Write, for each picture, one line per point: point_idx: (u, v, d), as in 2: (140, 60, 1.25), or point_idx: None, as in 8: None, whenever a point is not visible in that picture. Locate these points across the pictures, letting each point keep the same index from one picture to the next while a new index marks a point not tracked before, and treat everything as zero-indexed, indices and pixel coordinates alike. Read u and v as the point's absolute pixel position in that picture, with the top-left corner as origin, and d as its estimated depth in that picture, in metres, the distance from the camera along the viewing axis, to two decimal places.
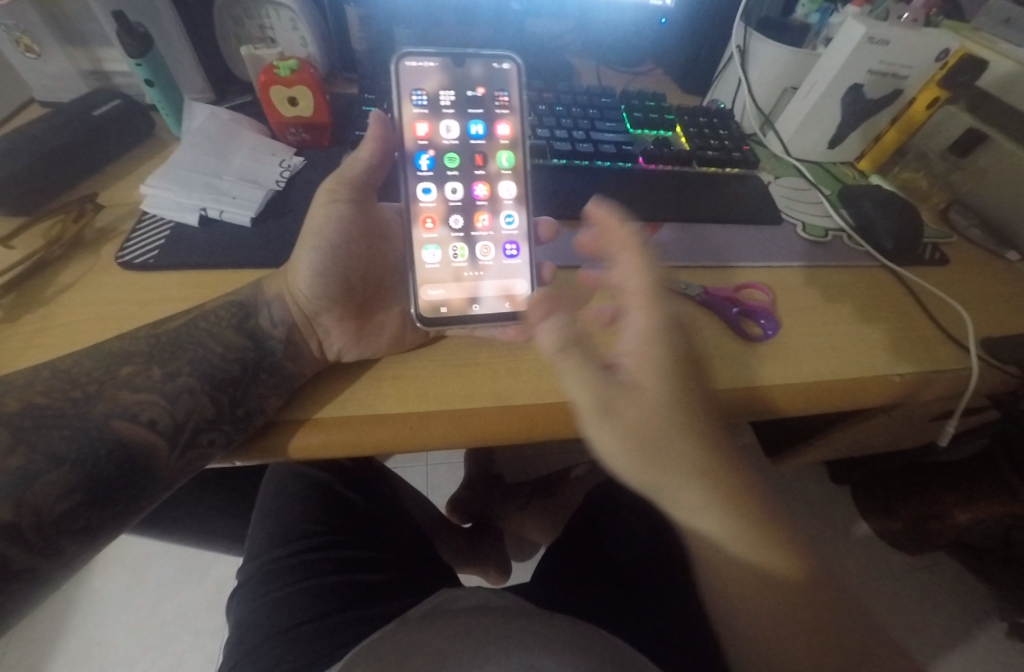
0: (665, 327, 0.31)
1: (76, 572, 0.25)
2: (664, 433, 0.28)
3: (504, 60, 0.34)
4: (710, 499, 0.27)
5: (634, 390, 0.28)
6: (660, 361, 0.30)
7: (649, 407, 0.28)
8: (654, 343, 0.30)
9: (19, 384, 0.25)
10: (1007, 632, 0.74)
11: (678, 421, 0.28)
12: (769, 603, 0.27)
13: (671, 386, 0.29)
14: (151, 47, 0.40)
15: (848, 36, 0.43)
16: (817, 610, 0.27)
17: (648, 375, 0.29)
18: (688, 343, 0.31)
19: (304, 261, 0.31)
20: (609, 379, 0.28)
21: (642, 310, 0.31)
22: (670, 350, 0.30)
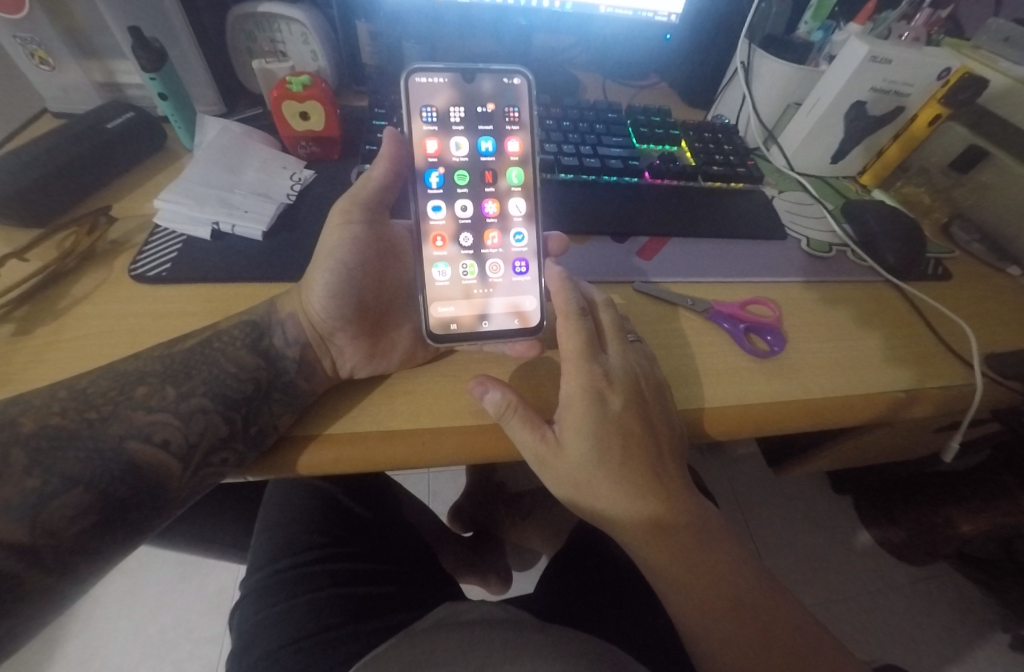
0: (594, 388, 0.31)
1: (88, 590, 0.25)
2: (590, 482, 0.30)
3: (514, 75, 0.34)
4: (638, 527, 0.31)
5: (564, 447, 0.30)
6: (587, 423, 0.30)
7: (576, 461, 0.30)
8: (582, 404, 0.30)
9: (37, 402, 0.25)
10: (1010, 645, 0.74)
11: (605, 474, 0.30)
12: (697, 614, 0.31)
13: (598, 442, 0.30)
14: (166, 61, 0.40)
15: (851, 54, 0.44)
16: (741, 623, 0.30)
17: (576, 434, 0.30)
18: (624, 400, 0.31)
19: (319, 281, 0.31)
20: (537, 440, 0.29)
21: (574, 367, 0.31)
22: (602, 411, 0.30)
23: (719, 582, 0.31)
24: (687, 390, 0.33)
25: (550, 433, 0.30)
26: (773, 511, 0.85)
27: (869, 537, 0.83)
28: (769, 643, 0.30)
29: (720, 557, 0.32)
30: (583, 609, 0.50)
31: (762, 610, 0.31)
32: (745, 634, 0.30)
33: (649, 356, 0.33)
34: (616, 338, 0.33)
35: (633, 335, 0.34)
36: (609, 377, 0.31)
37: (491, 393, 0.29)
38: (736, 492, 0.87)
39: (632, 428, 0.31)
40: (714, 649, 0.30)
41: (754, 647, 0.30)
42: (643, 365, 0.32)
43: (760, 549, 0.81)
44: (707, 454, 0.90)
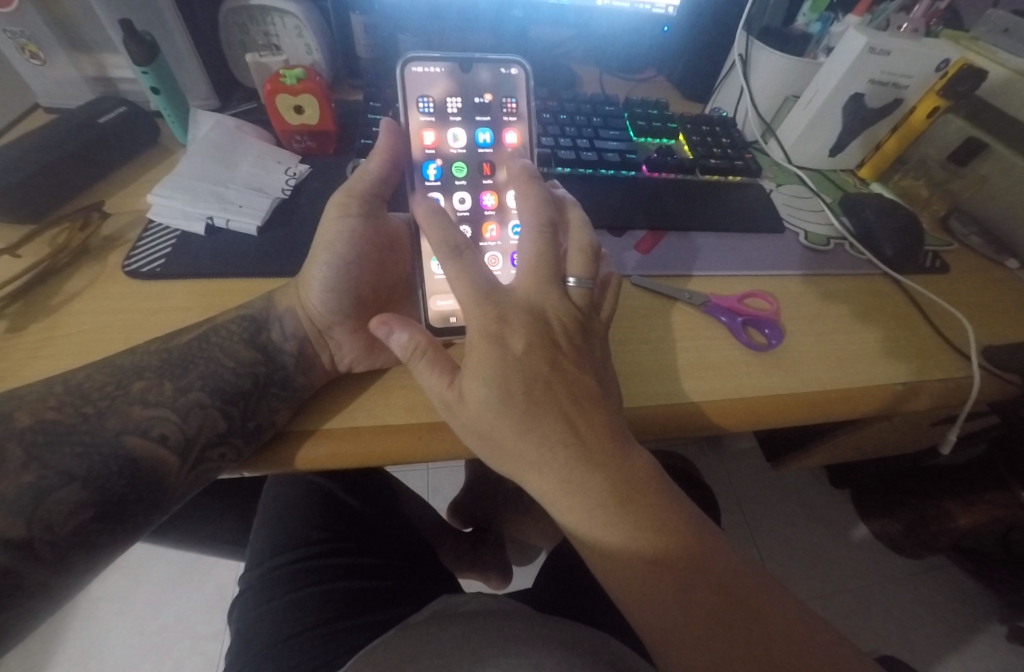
0: (493, 329, 0.27)
1: (85, 586, 0.25)
2: (497, 433, 0.26)
3: (511, 65, 0.34)
4: (549, 486, 0.26)
5: (466, 397, 0.26)
6: (488, 365, 0.26)
7: (477, 411, 0.26)
8: (481, 348, 0.27)
9: (32, 398, 0.25)
10: (1006, 636, 0.74)
11: (509, 423, 0.26)
12: (617, 570, 0.26)
13: (500, 386, 0.26)
14: (159, 53, 0.40)
15: (850, 45, 0.44)
16: (667, 578, 0.25)
17: (478, 381, 0.26)
18: (527, 341, 0.28)
19: (316, 275, 0.31)
20: (444, 387, 0.27)
21: (473, 307, 0.28)
22: (502, 353, 0.27)
23: (646, 532, 0.26)
24: (686, 382, 0.33)
25: (456, 378, 0.27)
26: (772, 504, 0.86)
27: (866, 529, 0.83)
28: (699, 599, 0.25)
29: (651, 505, 0.26)
30: (581, 601, 0.50)
31: (696, 561, 0.26)
32: (666, 589, 0.25)
33: (574, 303, 0.30)
34: (537, 278, 0.30)
35: (567, 281, 0.31)
36: (508, 316, 0.28)
37: (396, 335, 0.27)
38: (735, 486, 0.87)
39: (539, 370, 0.27)
40: (635, 603, 0.26)
41: (689, 611, 0.25)
42: (562, 309, 0.30)
43: (758, 542, 0.82)
44: (706, 448, 0.90)
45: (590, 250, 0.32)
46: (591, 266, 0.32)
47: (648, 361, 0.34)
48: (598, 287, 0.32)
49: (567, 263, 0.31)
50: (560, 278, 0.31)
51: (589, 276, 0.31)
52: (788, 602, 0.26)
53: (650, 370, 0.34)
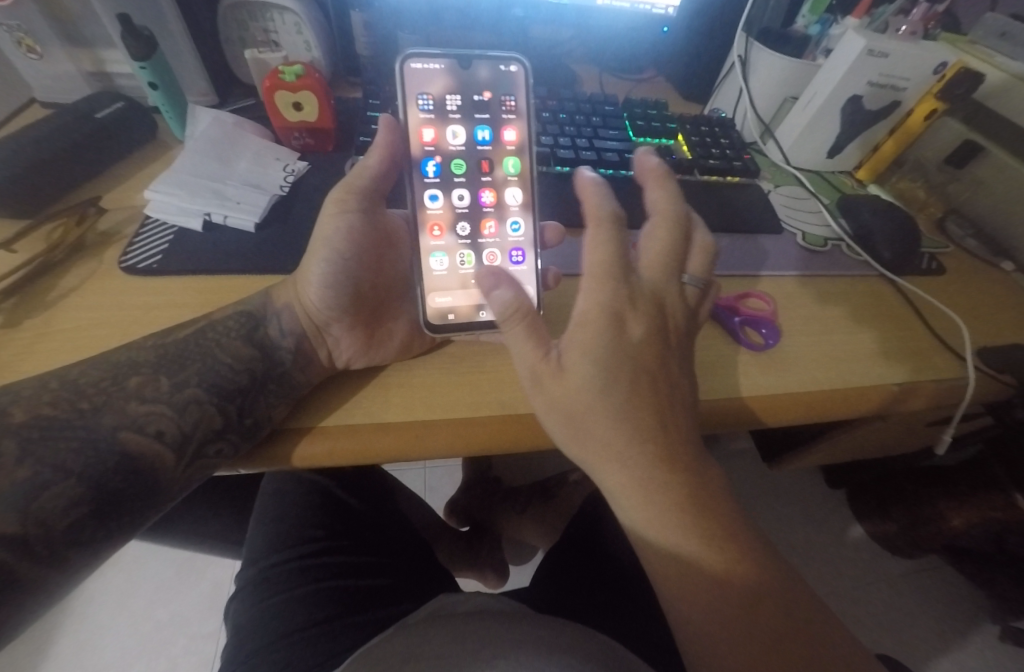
0: (615, 310, 0.29)
1: (80, 582, 0.25)
2: (590, 415, 0.27)
3: (510, 62, 0.34)
4: (632, 480, 0.27)
5: (566, 371, 0.28)
6: (600, 346, 0.28)
7: (578, 389, 0.27)
8: (597, 328, 0.28)
9: (26, 393, 0.25)
10: (1000, 637, 0.74)
11: (607, 407, 0.27)
12: (677, 574, 0.27)
13: (607, 371, 0.28)
14: (157, 48, 0.40)
15: (849, 47, 0.44)
16: (729, 587, 0.27)
17: (584, 361, 0.28)
18: (645, 330, 0.29)
19: (314, 271, 0.31)
20: (538, 355, 0.28)
21: (598, 283, 0.29)
22: (618, 338, 0.28)
23: (715, 542, 0.27)
24: None
25: (555, 353, 0.28)
26: (768, 505, 0.86)
27: (862, 530, 0.83)
28: (758, 611, 0.26)
29: (722, 516, 0.28)
30: (578, 601, 0.50)
31: (757, 574, 0.27)
32: (726, 597, 0.26)
33: (686, 299, 0.32)
34: (665, 267, 0.31)
35: (686, 278, 0.32)
36: (633, 302, 0.29)
37: (498, 291, 0.30)
38: (731, 486, 0.87)
39: (651, 361, 0.28)
40: (678, 601, 0.27)
41: (731, 619, 0.26)
42: (677, 303, 0.31)
43: None
44: (703, 448, 0.90)
45: (709, 252, 0.33)
46: (708, 269, 0.33)
47: None
48: (707, 290, 0.33)
49: (687, 261, 0.33)
50: (680, 272, 0.32)
51: (704, 277, 0.33)
52: (835, 625, 0.28)
53: None
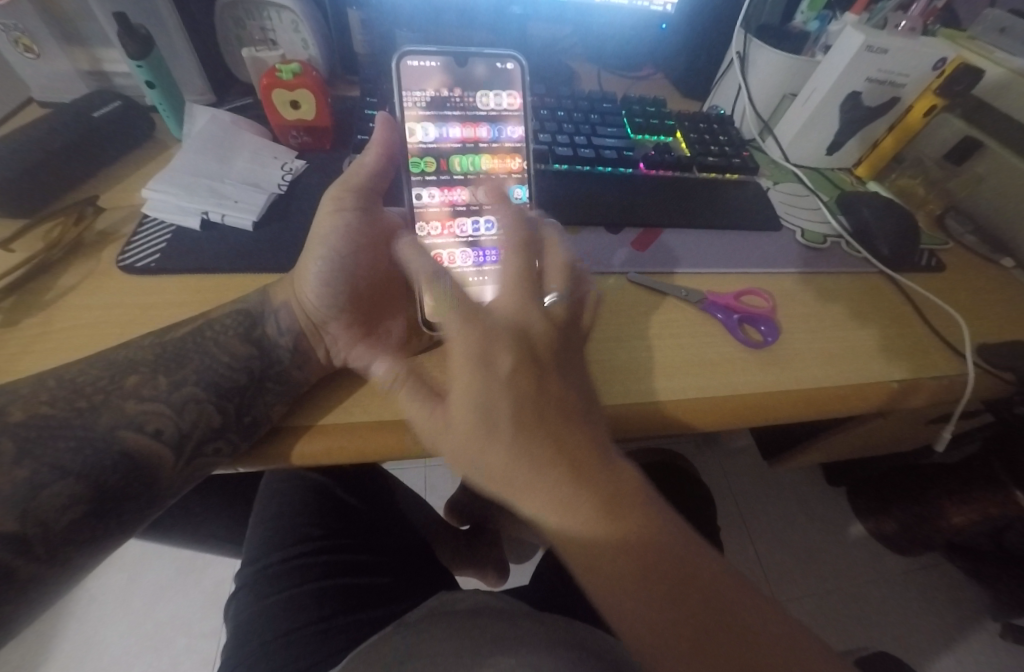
0: (482, 350, 0.26)
1: (79, 581, 0.25)
2: (480, 454, 0.25)
3: (507, 60, 0.34)
4: (546, 500, 0.25)
5: (450, 420, 0.26)
6: (470, 391, 0.25)
7: (463, 435, 0.25)
8: (464, 370, 0.25)
9: (24, 392, 0.25)
10: (1000, 634, 0.75)
11: (496, 447, 0.25)
12: (604, 583, 0.25)
13: (487, 409, 0.25)
14: (154, 47, 0.40)
15: (848, 43, 0.44)
16: (656, 586, 0.25)
17: (463, 403, 0.25)
18: (515, 361, 0.26)
19: (312, 269, 0.31)
20: (427, 410, 0.27)
21: (452, 331, 0.26)
22: (488, 374, 0.25)
23: (637, 544, 0.25)
24: (683, 379, 0.33)
25: (440, 404, 0.27)
26: (769, 503, 0.86)
27: (861, 528, 0.83)
28: (689, 610, 0.24)
29: (638, 516, 0.25)
30: (579, 599, 0.50)
31: (682, 568, 0.25)
32: (657, 600, 0.24)
33: (554, 319, 0.29)
34: (516, 294, 0.28)
35: (548, 297, 0.30)
36: (494, 335, 0.26)
37: (376, 366, 0.30)
38: (731, 484, 0.87)
39: (530, 392, 0.25)
40: (629, 624, 0.25)
41: (681, 631, 0.24)
42: (545, 325, 0.28)
43: (755, 539, 0.82)
44: (702, 446, 0.90)
45: (566, 266, 0.31)
46: (569, 280, 0.31)
47: (644, 358, 0.34)
48: (577, 301, 0.31)
49: (545, 277, 0.31)
50: (537, 292, 0.29)
51: (569, 290, 0.30)
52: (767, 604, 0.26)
53: (647, 367, 0.34)
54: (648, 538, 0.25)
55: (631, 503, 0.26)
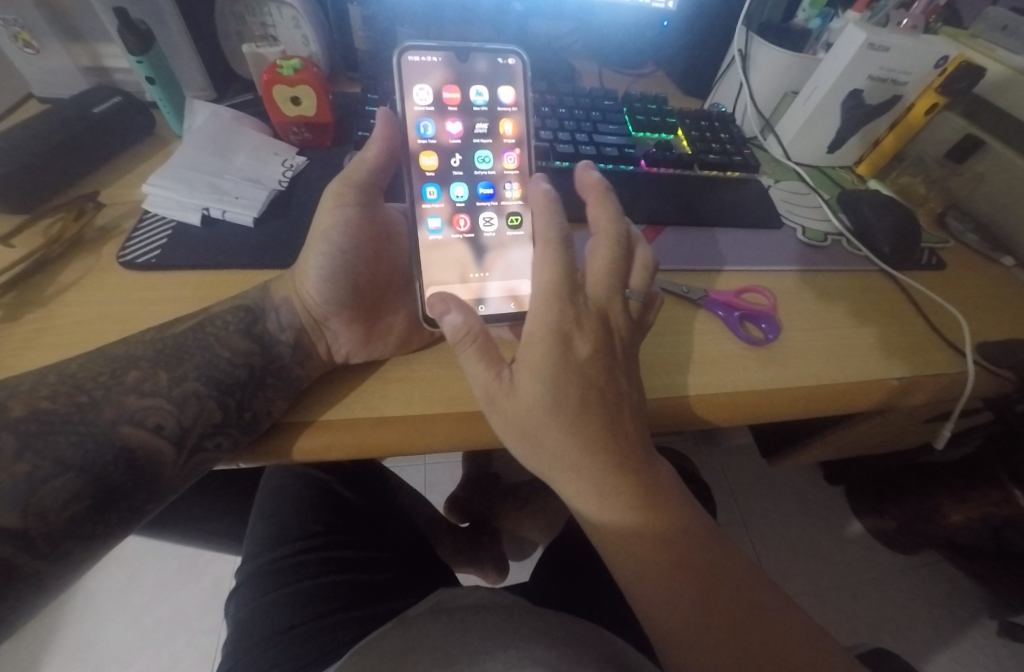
0: (562, 330, 0.28)
1: (80, 576, 0.25)
2: (540, 431, 0.27)
3: (508, 55, 0.34)
4: (590, 488, 0.28)
5: (518, 390, 0.27)
6: (545, 365, 0.27)
7: (529, 406, 0.27)
8: (545, 347, 0.27)
9: (25, 387, 0.25)
10: (998, 632, 0.75)
11: (559, 424, 0.27)
12: (638, 571, 0.28)
13: (555, 388, 0.27)
14: (154, 42, 0.40)
15: (850, 41, 0.43)
16: (686, 577, 0.27)
17: (533, 379, 0.27)
18: (592, 348, 0.28)
19: (313, 264, 0.31)
20: (490, 375, 0.28)
21: (546, 301, 0.28)
22: (566, 355, 0.28)
23: (670, 538, 0.28)
24: (683, 376, 0.33)
25: (508, 372, 0.28)
26: (768, 501, 0.86)
27: (860, 526, 0.83)
28: (714, 600, 0.27)
29: (673, 513, 0.28)
30: (579, 597, 0.50)
31: (710, 564, 0.28)
32: (687, 591, 0.27)
33: (628, 315, 0.31)
34: (609, 282, 0.31)
35: (628, 292, 0.31)
36: (579, 321, 0.28)
37: (452, 316, 0.28)
38: (730, 482, 0.87)
39: (598, 378, 0.28)
40: (648, 604, 0.27)
41: (700, 610, 0.27)
42: (622, 319, 0.30)
43: (754, 538, 0.82)
44: (702, 444, 0.90)
45: (651, 266, 0.32)
46: (650, 282, 0.32)
47: (644, 355, 0.34)
48: (650, 303, 0.32)
49: (629, 274, 0.32)
50: (623, 288, 0.31)
51: (647, 291, 0.32)
52: (790, 605, 0.29)
53: (647, 364, 0.34)
54: (675, 523, 0.28)
55: (664, 488, 0.29)
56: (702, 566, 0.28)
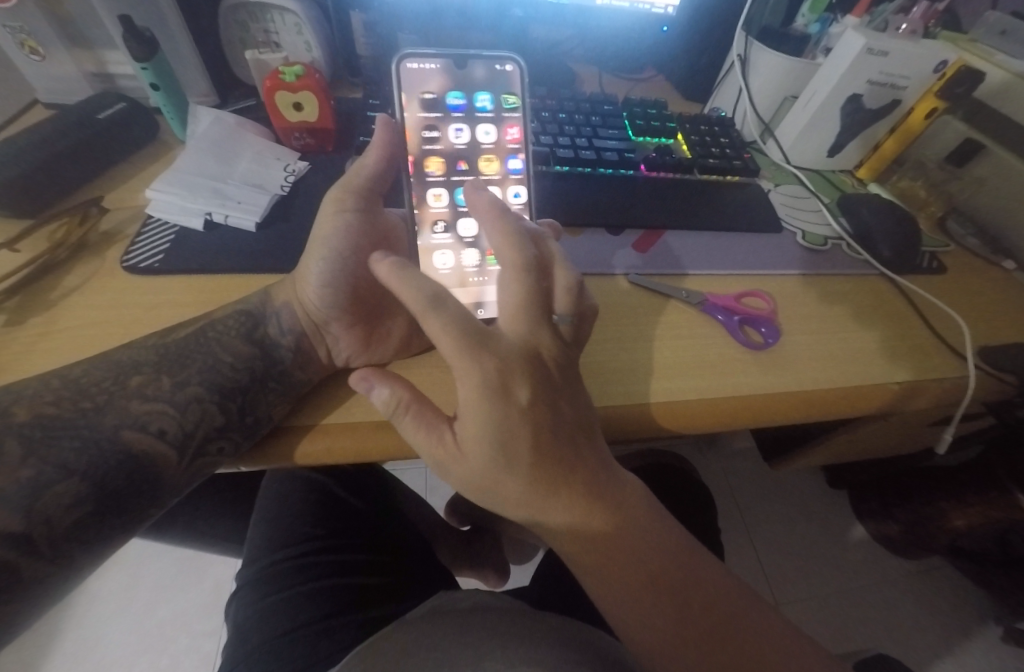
0: (497, 380, 0.25)
1: (83, 581, 0.25)
2: (496, 484, 0.26)
3: (506, 62, 0.34)
4: (562, 522, 0.27)
5: (464, 453, 0.26)
6: (485, 427, 0.25)
7: (478, 466, 0.26)
8: (477, 405, 0.24)
9: (29, 392, 0.25)
10: (1003, 638, 0.74)
11: (514, 477, 0.26)
12: (616, 591, 0.28)
13: (501, 445, 0.25)
14: (158, 50, 0.40)
15: (849, 46, 0.44)
16: (663, 594, 0.27)
17: (476, 438, 0.25)
18: (530, 392, 0.26)
19: (314, 268, 0.31)
20: (431, 440, 0.26)
21: (463, 359, 0.25)
22: (505, 409, 0.25)
23: (644, 557, 0.28)
24: (683, 380, 0.33)
25: (449, 433, 0.26)
26: (770, 505, 0.86)
27: (863, 530, 0.83)
28: (692, 616, 0.27)
29: (644, 532, 0.28)
30: (581, 601, 0.50)
31: (685, 579, 0.28)
32: (666, 607, 0.27)
33: (561, 338, 0.28)
34: (523, 316, 0.27)
35: (555, 317, 0.28)
36: (509, 365, 0.25)
37: (378, 389, 0.26)
38: (732, 486, 0.87)
39: (542, 425, 0.26)
40: (630, 624, 0.28)
41: (680, 627, 0.27)
42: (554, 348, 0.28)
43: (756, 542, 0.82)
44: (703, 448, 0.90)
45: (575, 281, 0.29)
46: (578, 297, 0.29)
47: (645, 359, 0.34)
48: (584, 316, 0.30)
49: (552, 297, 0.29)
50: (548, 313, 0.28)
51: (576, 307, 0.29)
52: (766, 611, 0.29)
53: (646, 367, 0.34)
54: (649, 543, 0.28)
55: (631, 509, 0.28)
56: (681, 582, 0.28)
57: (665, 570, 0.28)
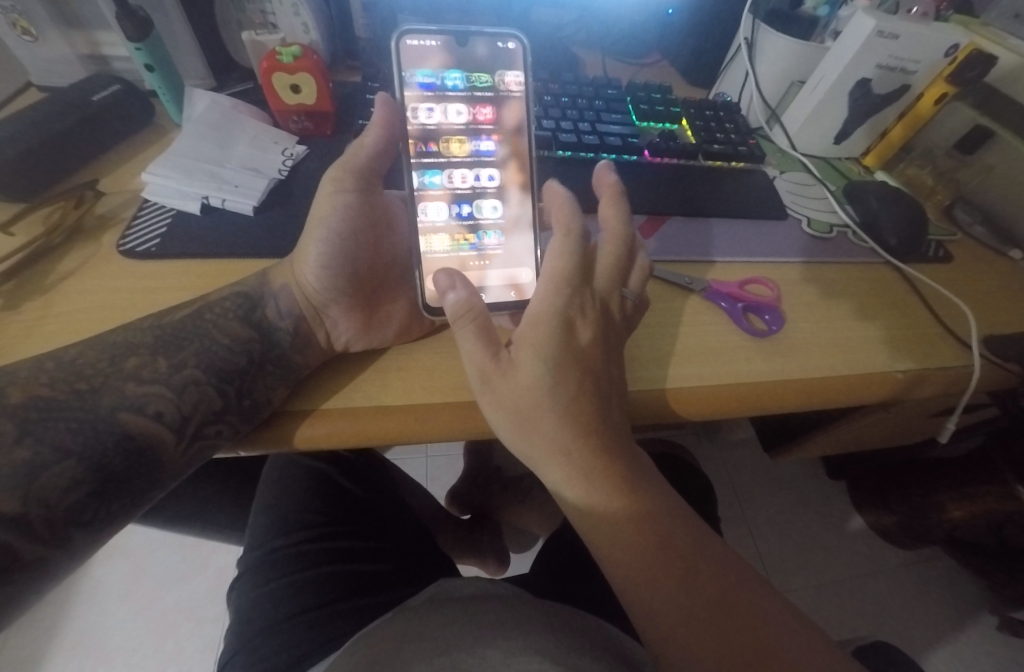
0: (565, 315, 0.29)
1: (82, 563, 0.25)
2: (536, 410, 0.27)
3: (508, 39, 0.33)
4: (578, 476, 0.28)
5: (517, 371, 0.28)
6: (548, 347, 0.28)
7: (526, 385, 0.27)
8: (548, 330, 0.28)
9: (23, 374, 0.25)
10: (998, 626, 0.75)
11: (553, 408, 0.27)
12: (625, 558, 0.28)
13: (555, 368, 0.28)
14: (152, 30, 0.39)
15: (858, 29, 0.43)
16: (664, 563, 0.27)
17: (534, 356, 0.28)
18: (593, 335, 0.29)
19: (312, 251, 0.31)
20: (487, 356, 0.28)
21: (553, 286, 0.29)
22: (567, 340, 0.28)
23: (650, 519, 0.28)
24: (688, 368, 0.33)
25: (505, 355, 0.28)
26: (770, 496, 0.86)
27: (862, 521, 0.83)
28: (698, 588, 0.27)
29: (650, 495, 0.29)
30: (579, 587, 0.50)
31: (688, 551, 0.28)
32: (671, 577, 0.27)
33: (625, 310, 0.31)
34: (610, 277, 0.31)
35: (624, 289, 0.32)
36: (581, 307, 0.29)
37: (454, 292, 0.29)
38: (732, 477, 0.87)
39: (596, 363, 0.28)
40: (641, 600, 0.27)
41: (685, 600, 0.27)
42: (616, 313, 0.31)
43: (756, 532, 0.82)
44: (703, 439, 0.90)
45: (646, 270, 0.33)
46: (644, 283, 0.33)
47: (647, 346, 0.34)
48: (643, 305, 0.32)
49: (628, 275, 0.32)
50: (622, 285, 0.32)
51: (641, 292, 0.32)
52: (779, 605, 0.28)
53: (647, 354, 0.33)
54: (659, 515, 0.28)
55: (643, 473, 0.29)
56: (686, 557, 0.28)
57: (669, 545, 0.28)
